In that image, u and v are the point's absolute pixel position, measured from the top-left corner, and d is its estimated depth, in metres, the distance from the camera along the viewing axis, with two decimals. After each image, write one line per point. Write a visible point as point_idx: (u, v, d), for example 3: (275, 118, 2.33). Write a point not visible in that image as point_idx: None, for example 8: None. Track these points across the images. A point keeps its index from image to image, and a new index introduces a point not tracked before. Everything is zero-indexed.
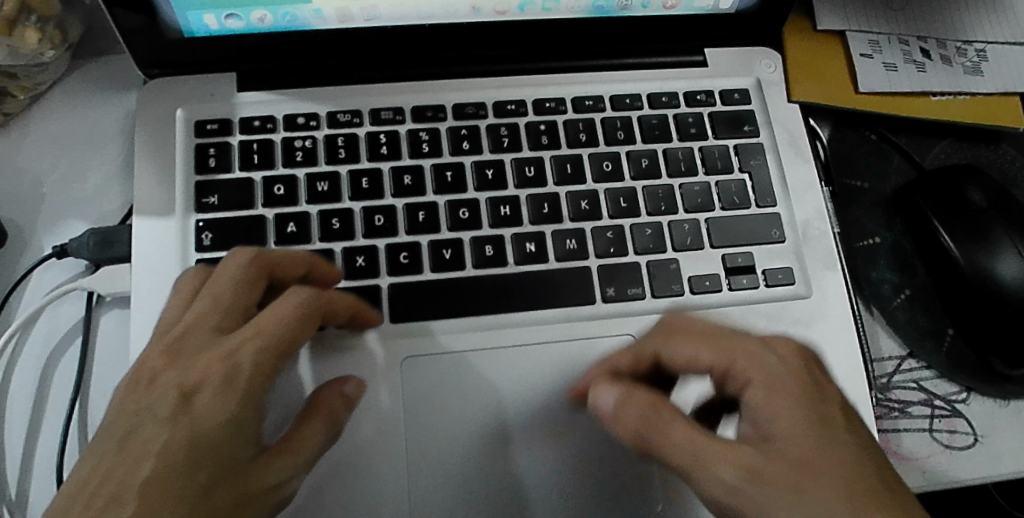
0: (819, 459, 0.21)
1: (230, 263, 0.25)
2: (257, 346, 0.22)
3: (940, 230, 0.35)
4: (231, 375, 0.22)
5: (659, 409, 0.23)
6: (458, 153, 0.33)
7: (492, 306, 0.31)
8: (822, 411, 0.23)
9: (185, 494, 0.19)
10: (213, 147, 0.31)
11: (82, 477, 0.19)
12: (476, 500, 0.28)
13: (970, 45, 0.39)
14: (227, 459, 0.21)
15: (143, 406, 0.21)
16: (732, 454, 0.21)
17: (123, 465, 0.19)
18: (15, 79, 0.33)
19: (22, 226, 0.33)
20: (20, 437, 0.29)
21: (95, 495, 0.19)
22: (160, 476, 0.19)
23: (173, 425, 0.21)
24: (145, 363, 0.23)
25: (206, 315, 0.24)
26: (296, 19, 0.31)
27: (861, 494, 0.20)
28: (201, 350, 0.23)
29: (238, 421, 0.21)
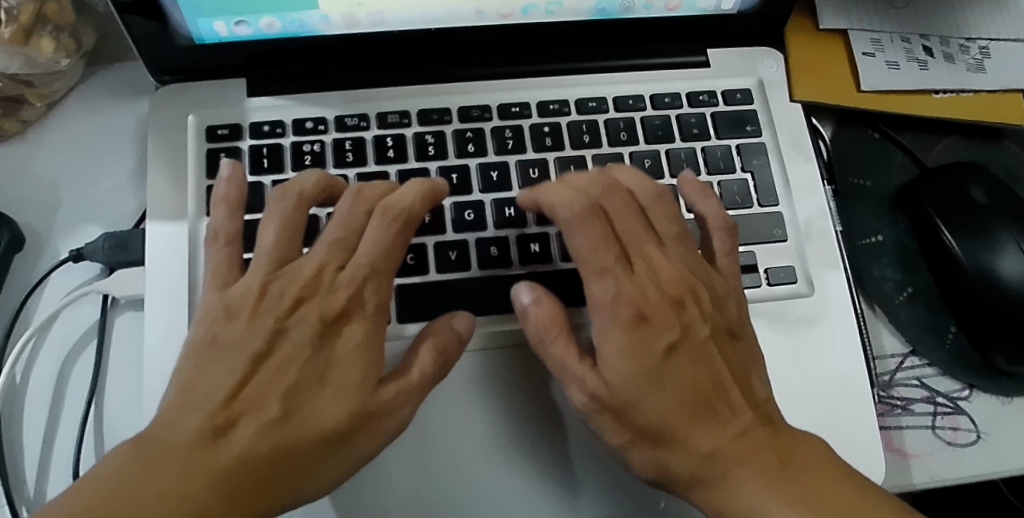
0: (637, 403, 0.25)
1: (361, 201, 0.28)
2: (377, 288, 0.27)
3: (942, 228, 0.35)
4: (364, 312, 0.26)
5: (550, 332, 0.28)
6: (464, 155, 0.33)
7: (496, 306, 0.31)
8: (653, 345, 0.26)
9: (319, 404, 0.24)
10: (224, 151, 0.32)
11: (229, 382, 0.24)
12: (484, 498, 0.29)
13: (973, 43, 0.40)
14: (356, 376, 0.25)
15: (281, 329, 0.26)
16: (583, 383, 0.26)
17: (269, 377, 0.24)
18: (31, 87, 0.34)
19: (37, 229, 0.34)
20: (40, 436, 0.30)
21: (239, 397, 0.23)
22: (300, 387, 0.24)
23: (309, 349, 0.25)
24: (268, 291, 0.26)
25: (333, 252, 0.27)
26: (304, 25, 0.32)
27: (663, 437, 0.25)
28: (332, 285, 0.26)
29: (368, 347, 0.26)
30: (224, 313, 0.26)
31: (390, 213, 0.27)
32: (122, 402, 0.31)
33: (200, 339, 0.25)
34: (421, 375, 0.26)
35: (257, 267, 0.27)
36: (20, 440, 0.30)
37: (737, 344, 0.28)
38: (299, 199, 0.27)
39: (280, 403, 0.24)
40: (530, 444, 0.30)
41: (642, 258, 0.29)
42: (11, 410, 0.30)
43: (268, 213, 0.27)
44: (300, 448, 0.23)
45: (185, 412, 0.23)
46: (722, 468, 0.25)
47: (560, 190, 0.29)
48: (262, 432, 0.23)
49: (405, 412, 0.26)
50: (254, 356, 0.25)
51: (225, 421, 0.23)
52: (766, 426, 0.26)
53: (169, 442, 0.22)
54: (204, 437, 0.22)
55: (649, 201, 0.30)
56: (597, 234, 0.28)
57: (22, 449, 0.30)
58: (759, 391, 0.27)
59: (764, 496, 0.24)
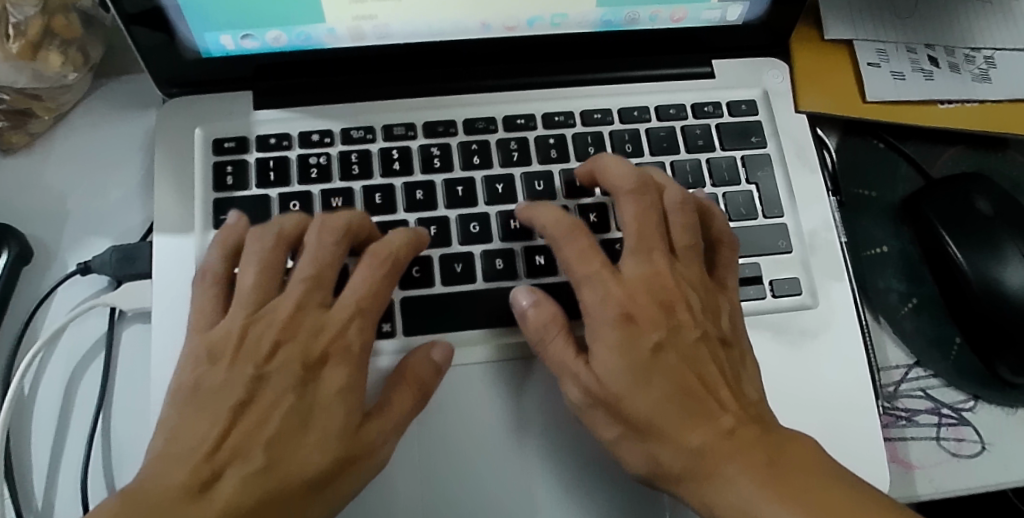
0: (624, 397, 0.26)
1: (327, 233, 0.28)
2: (362, 326, 0.27)
3: (946, 239, 0.35)
4: (347, 352, 0.27)
5: (548, 331, 0.28)
6: (469, 168, 0.33)
7: (502, 318, 0.31)
8: (640, 343, 0.27)
9: (300, 455, 0.24)
10: (230, 164, 0.32)
11: (212, 433, 0.24)
12: (489, 509, 0.29)
13: (978, 53, 0.39)
14: (337, 424, 0.25)
15: (261, 376, 0.26)
16: (577, 379, 0.27)
17: (251, 425, 0.25)
18: (40, 101, 0.34)
19: (46, 242, 0.34)
20: (48, 449, 0.30)
21: (223, 448, 0.24)
22: (282, 435, 0.25)
23: (293, 394, 0.26)
24: (250, 336, 0.27)
25: (310, 290, 0.27)
26: (310, 38, 0.32)
27: (652, 431, 0.25)
28: (315, 326, 0.27)
29: (350, 389, 0.26)
30: (208, 358, 0.26)
31: (376, 257, 0.28)
32: (129, 414, 0.31)
33: (184, 385, 0.26)
34: (400, 415, 0.27)
35: (238, 309, 0.27)
36: (28, 452, 0.30)
37: (730, 351, 0.29)
38: (277, 239, 0.28)
39: (264, 453, 0.24)
40: (536, 457, 0.30)
41: (645, 262, 0.29)
42: (20, 423, 0.31)
43: (249, 254, 0.28)
44: (285, 499, 0.24)
45: (171, 464, 0.23)
46: (712, 464, 0.25)
47: (552, 210, 0.30)
48: (246, 483, 0.23)
49: (389, 447, 0.27)
50: (235, 404, 0.25)
51: (209, 475, 0.23)
52: (756, 424, 0.26)
53: (155, 496, 0.22)
54: (189, 491, 0.22)
55: (674, 205, 0.30)
56: (585, 244, 0.29)
57: (31, 462, 0.30)
58: (748, 394, 0.27)
59: (754, 490, 0.23)
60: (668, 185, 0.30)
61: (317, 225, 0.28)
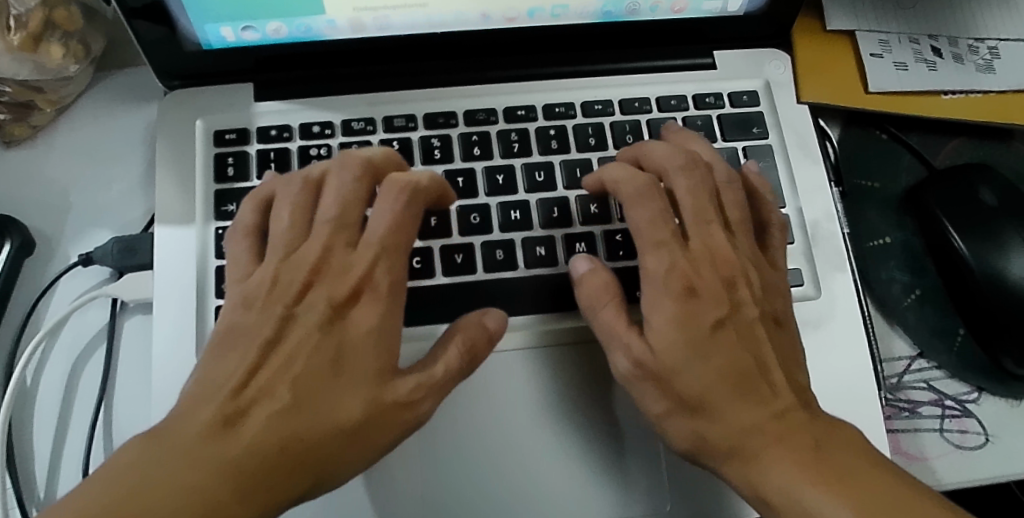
0: (678, 372, 0.25)
1: (346, 171, 0.27)
2: (389, 265, 0.26)
3: (951, 230, 0.35)
4: (375, 290, 0.26)
5: (600, 299, 0.28)
6: (470, 159, 0.33)
7: (503, 310, 0.31)
8: (701, 317, 0.26)
9: (329, 399, 0.24)
10: (231, 156, 0.32)
11: (238, 373, 0.24)
12: (489, 495, 0.29)
13: (982, 43, 0.39)
14: (370, 366, 0.25)
15: (290, 316, 0.26)
16: (628, 349, 0.26)
17: (280, 365, 0.24)
18: (41, 93, 0.34)
19: (48, 234, 0.34)
20: (50, 439, 0.30)
21: (248, 388, 0.23)
22: (309, 375, 0.24)
23: (319, 335, 0.25)
24: (282, 275, 0.26)
25: (336, 231, 0.27)
26: (310, 30, 0.32)
27: (701, 408, 0.25)
28: (342, 264, 0.26)
29: (379, 333, 0.25)
30: (243, 303, 0.26)
31: (398, 186, 0.27)
32: (131, 404, 0.31)
33: (220, 329, 0.26)
34: (445, 371, 0.26)
35: (271, 256, 0.27)
36: (31, 442, 0.30)
37: (782, 333, 0.28)
38: (305, 182, 0.28)
39: (290, 392, 0.24)
40: (536, 447, 0.30)
41: (706, 234, 0.28)
42: (22, 414, 0.31)
43: (281, 198, 0.28)
44: (315, 442, 0.23)
45: (197, 403, 0.23)
46: (757, 445, 0.24)
47: (624, 167, 0.29)
48: (272, 422, 0.23)
49: (427, 405, 0.26)
50: (265, 343, 0.25)
51: (235, 412, 0.23)
52: (804, 411, 0.25)
53: (180, 433, 0.22)
54: (213, 428, 0.22)
55: (677, 168, 0.29)
56: (655, 210, 0.28)
57: (33, 452, 0.30)
58: (800, 379, 0.27)
59: (796, 474, 0.23)
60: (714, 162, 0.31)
61: (337, 165, 0.28)
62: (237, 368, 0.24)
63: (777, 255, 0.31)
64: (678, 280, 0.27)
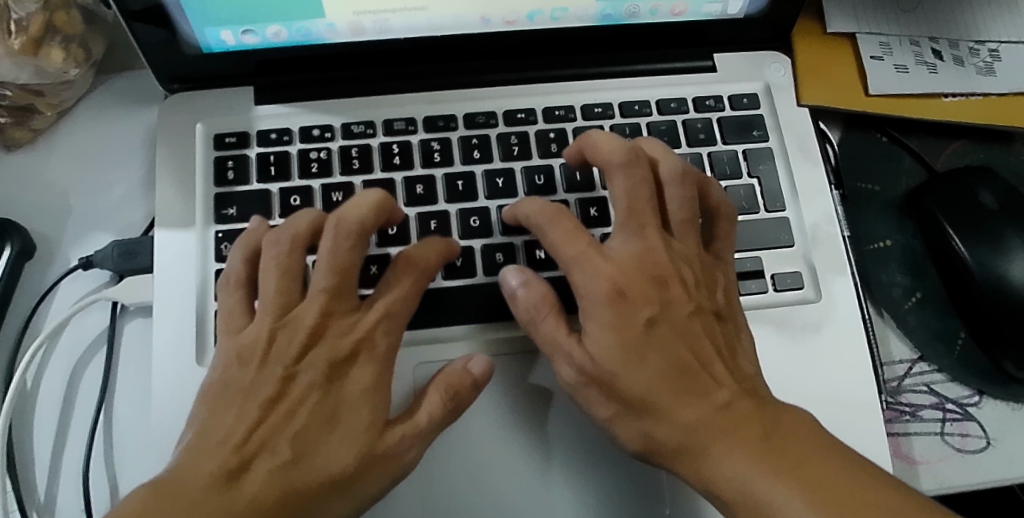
0: (618, 375, 0.25)
1: (342, 239, 0.26)
2: (387, 329, 0.27)
3: (951, 233, 0.35)
4: (372, 351, 0.26)
5: (539, 312, 0.28)
6: (470, 162, 0.33)
7: (503, 313, 0.31)
8: (633, 320, 0.26)
9: (327, 451, 0.24)
10: (232, 159, 0.32)
11: (240, 429, 0.24)
12: (487, 499, 0.29)
13: (983, 46, 0.39)
14: (365, 422, 0.25)
15: (290, 376, 0.26)
16: (570, 357, 0.27)
17: (280, 419, 0.25)
18: (42, 96, 0.34)
19: (48, 237, 0.34)
20: (50, 443, 0.30)
21: (251, 441, 0.24)
22: (309, 429, 0.25)
23: (319, 391, 0.25)
24: (277, 338, 0.26)
25: (333, 299, 0.27)
26: (310, 33, 0.32)
27: (647, 408, 0.25)
28: (340, 329, 0.26)
29: (375, 391, 0.26)
30: (237, 361, 0.26)
31: (411, 266, 0.28)
32: (131, 407, 0.31)
33: (214, 385, 0.26)
34: (429, 420, 0.27)
35: (263, 313, 0.27)
36: (31, 446, 0.30)
37: (726, 325, 0.28)
38: (293, 241, 0.27)
39: (290, 446, 0.24)
40: (535, 452, 0.30)
41: (638, 238, 0.28)
42: (22, 417, 0.31)
43: (268, 253, 0.27)
44: (312, 495, 0.23)
45: (201, 456, 0.23)
46: (704, 438, 0.24)
47: (534, 202, 0.29)
48: (273, 476, 0.23)
49: (414, 453, 0.26)
50: (265, 402, 0.25)
51: (238, 464, 0.23)
52: (750, 399, 0.25)
53: (181, 489, 0.22)
54: (218, 482, 0.22)
55: (619, 164, 0.28)
56: (568, 227, 0.28)
57: (33, 455, 0.30)
58: (743, 368, 0.27)
59: (744, 466, 0.23)
60: (663, 157, 0.29)
61: (330, 231, 0.27)
62: (238, 425, 0.24)
63: (722, 247, 0.31)
64: (606, 292, 0.26)
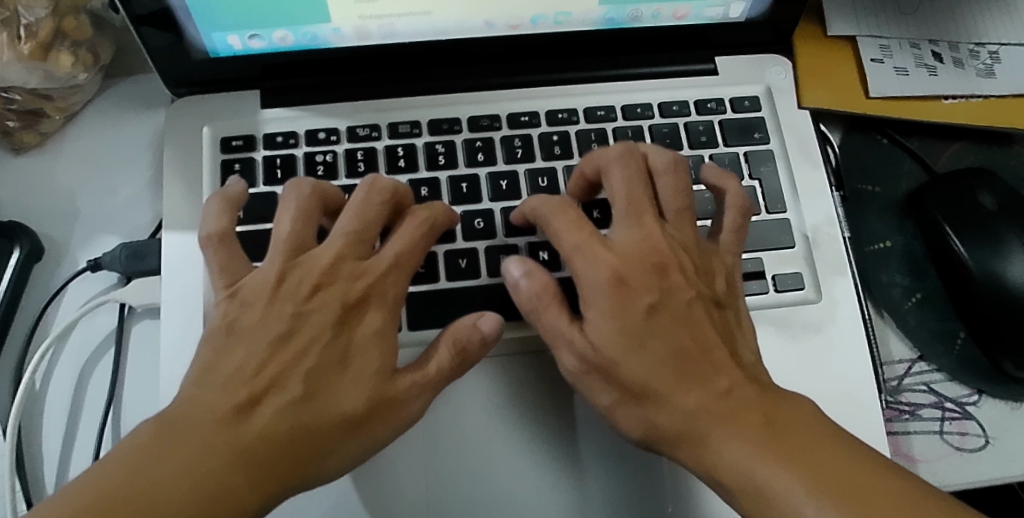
0: (620, 362, 0.25)
1: (375, 192, 0.28)
2: (396, 281, 0.27)
3: (950, 234, 0.35)
4: (382, 298, 0.27)
5: (542, 300, 0.28)
6: (474, 165, 0.33)
7: (507, 314, 0.31)
8: (633, 306, 0.26)
9: (336, 391, 0.24)
10: (238, 162, 0.33)
11: (251, 363, 0.24)
12: (489, 499, 0.30)
13: (983, 48, 0.39)
14: (373, 366, 0.25)
15: (301, 314, 0.25)
16: (573, 346, 0.26)
17: (291, 357, 0.24)
18: (51, 101, 0.35)
19: (56, 240, 0.34)
20: (59, 443, 0.31)
21: (261, 376, 0.24)
22: (319, 370, 0.25)
23: (330, 333, 0.25)
24: (291, 276, 0.26)
25: (351, 243, 0.27)
26: (316, 38, 0.32)
27: (646, 396, 0.25)
28: (350, 275, 0.27)
29: (385, 336, 0.26)
30: (246, 300, 0.26)
31: (420, 219, 0.28)
32: (139, 407, 0.31)
33: (218, 325, 0.25)
34: (438, 370, 0.27)
35: (275, 254, 0.27)
36: (40, 446, 0.31)
37: (726, 313, 0.28)
38: (316, 188, 0.28)
39: (301, 385, 0.24)
40: (538, 452, 0.30)
41: (637, 228, 0.28)
42: (31, 418, 0.31)
43: (284, 204, 0.28)
44: (322, 432, 0.24)
45: (210, 388, 0.23)
46: (705, 425, 0.24)
47: (542, 195, 0.29)
48: (283, 412, 0.23)
49: (420, 402, 0.26)
50: (275, 338, 0.25)
51: (249, 400, 0.23)
52: (752, 385, 0.25)
53: (191, 422, 0.22)
54: (228, 416, 0.22)
55: (617, 157, 0.29)
56: (574, 216, 0.28)
57: (42, 456, 0.31)
58: (743, 356, 0.27)
59: (746, 450, 0.23)
60: (651, 151, 0.30)
61: (365, 183, 0.28)
62: (248, 360, 0.24)
63: (722, 235, 0.30)
64: (608, 278, 0.26)
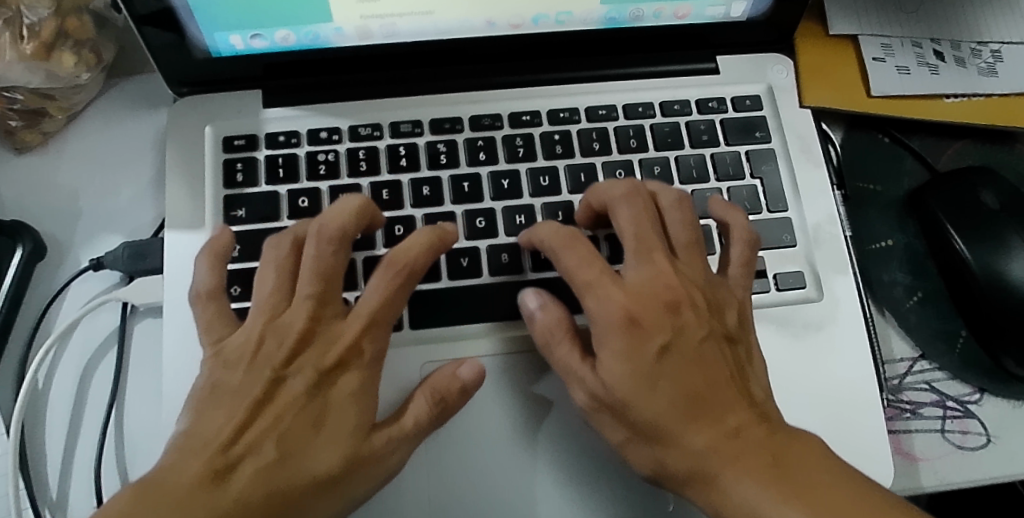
0: (632, 402, 0.25)
1: (325, 242, 0.27)
2: (372, 339, 0.27)
3: (952, 232, 0.35)
4: (360, 359, 0.27)
5: (554, 336, 0.28)
6: (475, 164, 0.33)
7: (509, 312, 0.32)
8: (645, 347, 0.26)
9: (313, 452, 0.24)
10: (240, 161, 0.33)
11: (227, 428, 0.24)
12: (492, 497, 0.30)
13: (985, 47, 0.39)
14: (351, 424, 0.25)
15: (279, 378, 0.26)
16: (584, 384, 0.27)
17: (268, 421, 0.24)
18: (53, 99, 0.35)
19: (59, 239, 0.34)
20: (61, 441, 0.31)
21: (238, 443, 0.24)
22: (297, 432, 0.25)
23: (307, 397, 0.25)
24: (268, 341, 0.26)
25: (319, 304, 0.27)
26: (318, 37, 0.32)
27: (658, 437, 0.25)
28: (329, 335, 0.27)
29: (361, 395, 0.26)
30: (224, 363, 0.26)
31: (393, 266, 0.28)
32: (142, 406, 0.31)
33: (202, 388, 0.26)
34: (416, 423, 0.27)
35: (256, 314, 0.27)
36: (43, 444, 0.31)
37: (737, 349, 0.28)
38: (292, 244, 0.28)
39: (277, 447, 0.24)
40: (539, 451, 0.30)
41: (648, 265, 0.28)
42: (34, 416, 0.31)
43: (268, 256, 0.28)
44: (299, 494, 0.23)
45: (185, 455, 0.23)
46: (715, 467, 0.24)
47: (551, 224, 0.29)
48: (259, 474, 0.23)
49: (397, 457, 0.27)
50: (253, 403, 0.25)
51: (226, 465, 0.23)
52: (761, 424, 0.25)
53: (163, 487, 0.22)
54: (203, 482, 0.22)
55: (620, 196, 0.29)
56: (583, 251, 0.28)
57: (45, 454, 0.31)
58: (755, 392, 0.27)
59: (758, 491, 0.23)
60: (661, 191, 0.30)
61: (314, 233, 0.27)
62: (225, 425, 0.24)
63: (733, 270, 0.30)
64: (619, 319, 0.26)
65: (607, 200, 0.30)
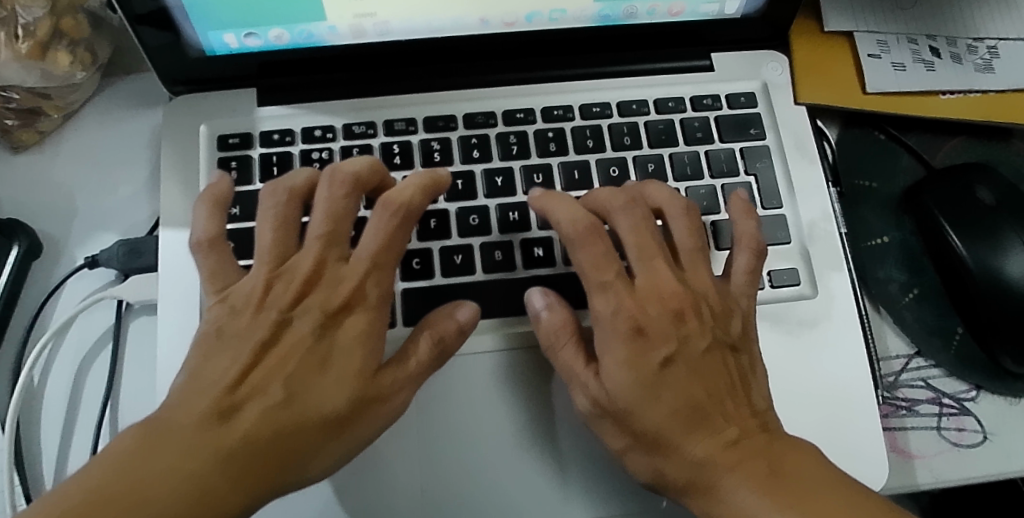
0: (633, 409, 0.25)
1: (339, 185, 0.27)
2: (378, 281, 0.27)
3: (947, 229, 0.35)
4: (365, 302, 0.26)
5: (559, 338, 0.28)
6: (469, 161, 0.34)
7: (502, 309, 0.32)
8: (648, 358, 0.26)
9: (319, 392, 0.24)
10: (234, 159, 0.33)
11: (233, 371, 0.24)
12: (484, 498, 0.30)
13: (981, 43, 0.39)
14: (356, 366, 0.25)
15: (285, 321, 0.26)
16: (586, 389, 0.27)
17: (274, 364, 0.25)
18: (49, 99, 0.35)
19: (55, 237, 0.35)
20: (57, 437, 0.31)
21: (244, 382, 0.24)
22: (302, 373, 0.25)
23: (313, 338, 0.25)
24: (276, 288, 0.26)
25: (327, 246, 0.27)
26: (312, 36, 0.32)
27: (659, 444, 0.25)
28: (334, 278, 0.27)
29: (369, 336, 0.26)
30: (229, 311, 0.26)
31: (390, 207, 0.27)
32: (136, 403, 0.32)
33: (206, 332, 0.26)
34: (419, 364, 0.27)
35: (259, 263, 0.27)
36: (38, 440, 0.31)
37: (741, 358, 0.28)
38: (290, 194, 0.27)
39: (282, 389, 0.24)
40: (532, 450, 0.30)
41: (650, 272, 0.28)
42: (29, 412, 0.31)
43: (262, 215, 0.27)
44: (303, 432, 0.24)
45: (192, 393, 0.23)
46: (715, 474, 0.24)
47: (568, 208, 0.29)
48: (267, 413, 0.23)
49: (402, 397, 0.27)
50: (258, 347, 0.25)
51: (231, 404, 0.23)
52: (763, 435, 0.25)
53: (174, 425, 0.22)
54: (210, 418, 0.22)
55: (619, 206, 0.29)
56: (597, 251, 0.28)
57: (41, 449, 0.31)
58: (757, 403, 0.27)
59: (757, 500, 0.23)
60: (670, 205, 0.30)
61: (329, 175, 0.27)
62: (230, 367, 0.24)
63: (736, 278, 0.30)
64: (624, 326, 0.26)
65: (603, 209, 0.30)
